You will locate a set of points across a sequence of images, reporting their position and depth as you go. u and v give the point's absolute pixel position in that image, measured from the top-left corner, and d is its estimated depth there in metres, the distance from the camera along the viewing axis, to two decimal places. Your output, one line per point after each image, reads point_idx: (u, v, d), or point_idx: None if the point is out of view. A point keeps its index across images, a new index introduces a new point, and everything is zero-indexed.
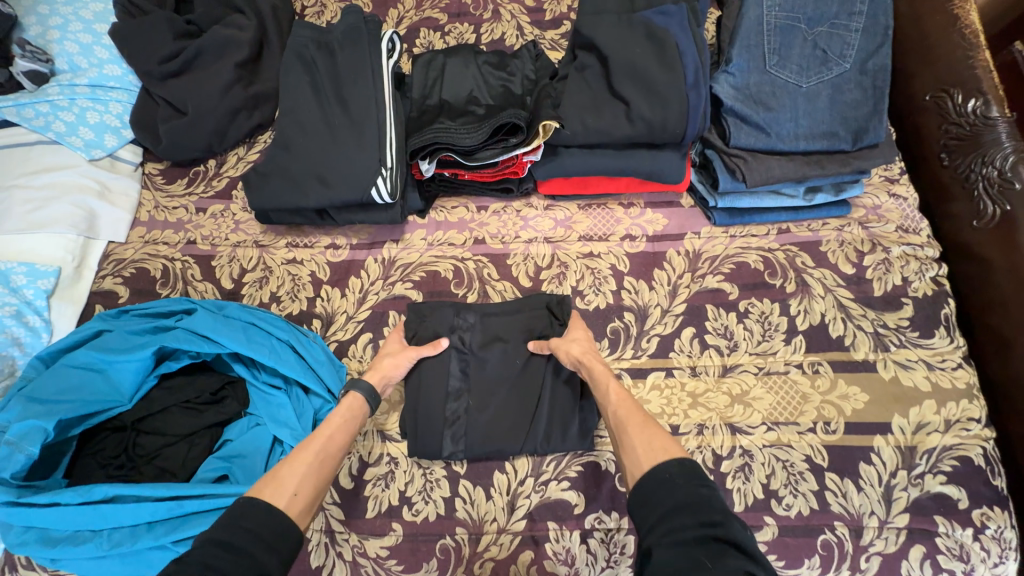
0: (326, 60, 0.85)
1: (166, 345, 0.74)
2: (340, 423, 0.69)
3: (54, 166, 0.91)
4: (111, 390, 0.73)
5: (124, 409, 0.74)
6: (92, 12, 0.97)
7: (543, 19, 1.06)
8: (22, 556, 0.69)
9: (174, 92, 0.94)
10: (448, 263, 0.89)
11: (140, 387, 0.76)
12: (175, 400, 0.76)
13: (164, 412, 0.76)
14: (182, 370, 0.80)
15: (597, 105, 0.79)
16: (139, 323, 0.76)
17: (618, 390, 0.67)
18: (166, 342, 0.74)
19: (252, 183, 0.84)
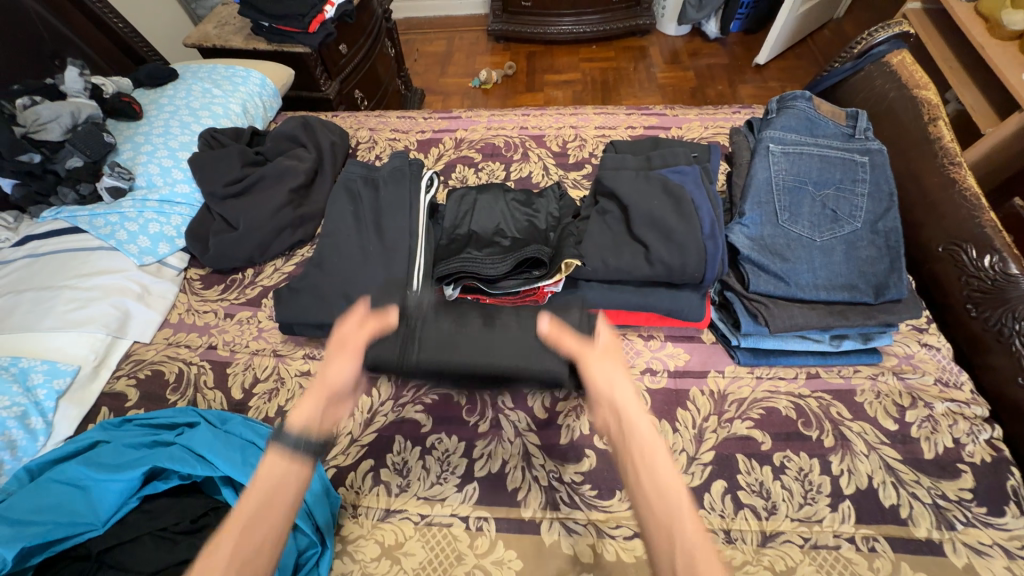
0: (370, 192, 0.94)
1: (158, 464, 0.70)
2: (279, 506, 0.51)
3: (105, 270, 0.97)
4: (88, 512, 0.68)
5: (94, 535, 0.67)
6: (180, 142, 1.13)
7: (567, 162, 1.18)
8: None
9: (230, 209, 1.04)
10: (461, 386, 0.86)
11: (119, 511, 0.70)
12: (152, 526, 0.69)
13: (135, 541, 0.68)
14: (168, 492, 0.74)
15: (617, 246, 0.83)
16: (139, 438, 0.74)
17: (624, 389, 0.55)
18: (159, 461, 0.70)
19: (283, 297, 0.87)
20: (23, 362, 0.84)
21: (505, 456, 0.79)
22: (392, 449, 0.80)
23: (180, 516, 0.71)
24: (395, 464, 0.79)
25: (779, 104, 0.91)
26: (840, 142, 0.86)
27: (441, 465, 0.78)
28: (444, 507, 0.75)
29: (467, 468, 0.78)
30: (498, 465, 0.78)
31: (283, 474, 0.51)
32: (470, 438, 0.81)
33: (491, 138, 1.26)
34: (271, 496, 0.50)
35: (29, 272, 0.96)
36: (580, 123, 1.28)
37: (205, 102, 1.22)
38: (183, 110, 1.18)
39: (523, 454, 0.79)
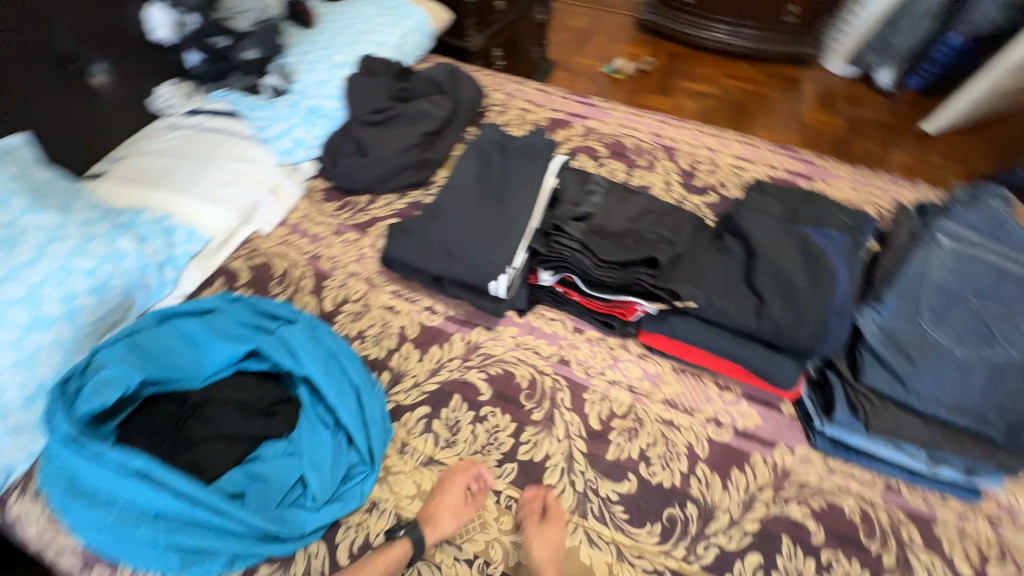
0: (499, 159, 0.96)
1: (258, 347, 0.80)
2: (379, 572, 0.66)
3: (248, 159, 1.07)
4: (195, 366, 0.78)
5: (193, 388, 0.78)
6: (338, 59, 1.20)
7: (693, 184, 1.13)
8: None
9: (364, 135, 1.09)
10: (526, 370, 0.88)
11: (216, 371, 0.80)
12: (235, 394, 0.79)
13: (219, 402, 0.77)
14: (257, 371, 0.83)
15: (728, 288, 0.79)
16: (247, 317, 0.83)
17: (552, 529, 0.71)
18: (260, 344, 0.79)
19: (395, 234, 0.92)
20: (172, 219, 0.95)
21: (549, 450, 0.80)
22: (448, 405, 0.84)
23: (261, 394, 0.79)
24: (448, 419, 0.83)
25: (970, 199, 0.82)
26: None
27: (489, 436, 0.82)
28: (481, 474, 0.78)
29: (511, 447, 0.80)
30: (540, 456, 0.80)
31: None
32: (522, 421, 0.83)
33: (621, 137, 1.23)
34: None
35: (190, 141, 1.07)
36: (718, 147, 1.21)
37: (369, 28, 1.28)
38: (349, 31, 1.25)
39: (567, 455, 0.80)
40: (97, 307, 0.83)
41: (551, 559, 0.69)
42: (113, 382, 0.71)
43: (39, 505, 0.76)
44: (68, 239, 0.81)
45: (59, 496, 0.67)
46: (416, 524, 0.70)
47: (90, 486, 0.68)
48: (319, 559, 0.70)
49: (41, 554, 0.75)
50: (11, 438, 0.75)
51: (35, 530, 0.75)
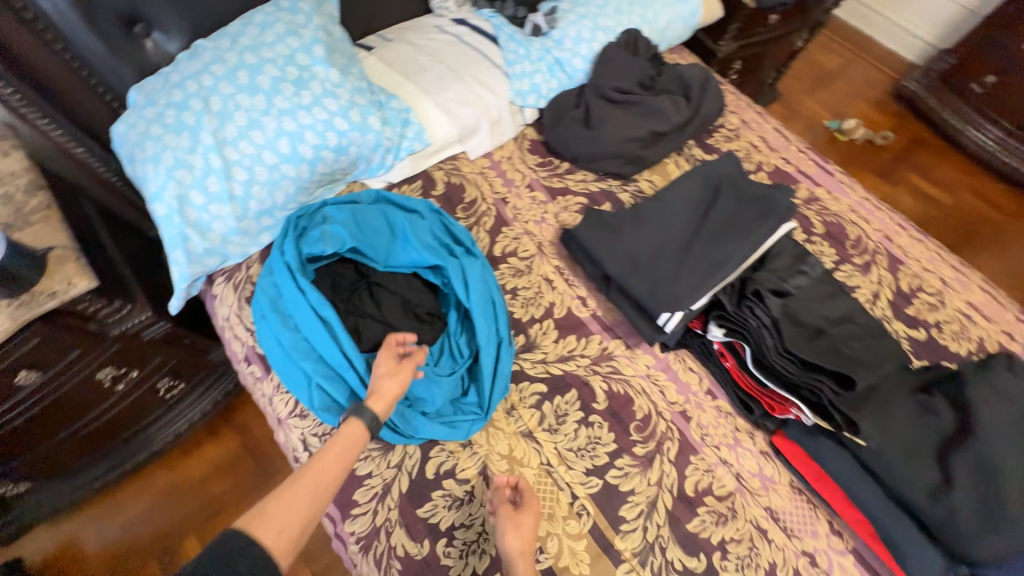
0: (725, 197, 0.91)
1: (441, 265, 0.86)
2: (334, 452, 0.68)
3: (489, 86, 1.11)
4: (387, 253, 0.88)
5: (375, 268, 0.88)
6: (604, 23, 1.17)
7: (905, 310, 0.98)
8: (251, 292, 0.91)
9: (597, 109, 1.08)
10: (646, 403, 0.87)
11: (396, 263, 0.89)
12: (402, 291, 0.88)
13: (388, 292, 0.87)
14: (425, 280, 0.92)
15: (916, 451, 0.73)
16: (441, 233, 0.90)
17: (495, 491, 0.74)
18: (444, 263, 0.86)
19: (590, 220, 0.92)
20: (411, 114, 1.02)
21: (636, 487, 0.80)
22: (563, 394, 0.86)
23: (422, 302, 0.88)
24: (558, 407, 0.85)
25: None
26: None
27: (587, 444, 0.83)
28: (567, 472, 0.80)
29: (602, 464, 0.82)
30: (626, 488, 0.80)
31: (313, 477, 0.65)
32: (622, 447, 0.83)
33: (846, 221, 1.10)
34: (305, 472, 0.65)
35: (450, 48, 1.13)
36: (952, 283, 1.04)
37: (646, 1, 1.22)
38: None
39: (650, 502, 0.79)
40: (332, 163, 0.94)
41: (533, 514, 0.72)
42: (333, 237, 0.83)
43: (234, 295, 0.93)
44: (338, 99, 0.92)
45: (261, 305, 0.81)
46: (362, 405, 0.72)
47: (283, 307, 0.81)
48: (411, 460, 0.79)
49: (222, 331, 0.94)
50: (238, 236, 0.90)
51: (225, 313, 0.93)
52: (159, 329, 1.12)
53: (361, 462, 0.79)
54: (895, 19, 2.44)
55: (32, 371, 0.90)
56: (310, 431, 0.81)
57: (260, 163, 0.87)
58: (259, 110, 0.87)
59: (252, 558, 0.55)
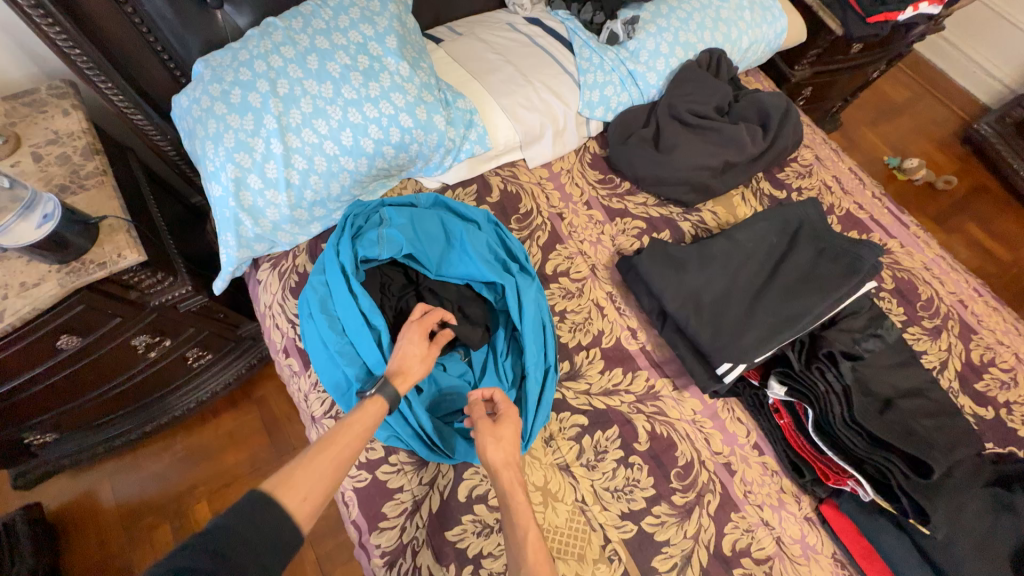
0: (799, 244, 0.86)
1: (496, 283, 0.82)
2: (355, 429, 0.63)
3: (559, 94, 1.05)
4: (440, 262, 0.85)
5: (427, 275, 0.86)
6: (686, 38, 1.10)
7: (976, 384, 0.92)
8: (297, 282, 0.89)
9: (669, 130, 1.02)
10: (689, 451, 0.83)
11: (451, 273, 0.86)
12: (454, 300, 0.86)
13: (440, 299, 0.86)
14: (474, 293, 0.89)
15: (983, 545, 0.70)
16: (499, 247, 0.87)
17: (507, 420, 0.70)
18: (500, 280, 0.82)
19: (654, 251, 0.87)
20: (476, 117, 0.98)
21: (671, 538, 0.77)
22: (604, 430, 0.83)
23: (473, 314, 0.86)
24: (598, 443, 0.82)
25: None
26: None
27: (624, 485, 0.80)
28: (601, 513, 0.77)
29: (639, 509, 0.78)
30: (661, 537, 0.77)
31: (341, 446, 0.61)
32: (661, 494, 0.80)
33: (919, 279, 1.03)
34: (327, 445, 0.60)
35: (522, 49, 1.07)
36: None
37: (731, 18, 1.14)
38: (712, 11, 1.13)
39: (685, 556, 0.76)
40: (391, 160, 0.90)
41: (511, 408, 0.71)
42: (389, 242, 0.82)
43: (278, 283, 0.91)
44: (406, 94, 0.87)
45: (310, 303, 0.80)
46: (383, 380, 0.68)
47: (332, 307, 0.79)
48: (445, 478, 0.77)
49: (264, 317, 0.92)
50: (289, 224, 0.88)
51: (268, 300, 0.91)
52: (195, 303, 1.11)
53: (394, 475, 0.77)
54: (975, 57, 2.29)
55: (73, 336, 0.90)
56: None
57: (321, 153, 0.84)
58: (325, 98, 0.83)
59: (277, 522, 0.51)
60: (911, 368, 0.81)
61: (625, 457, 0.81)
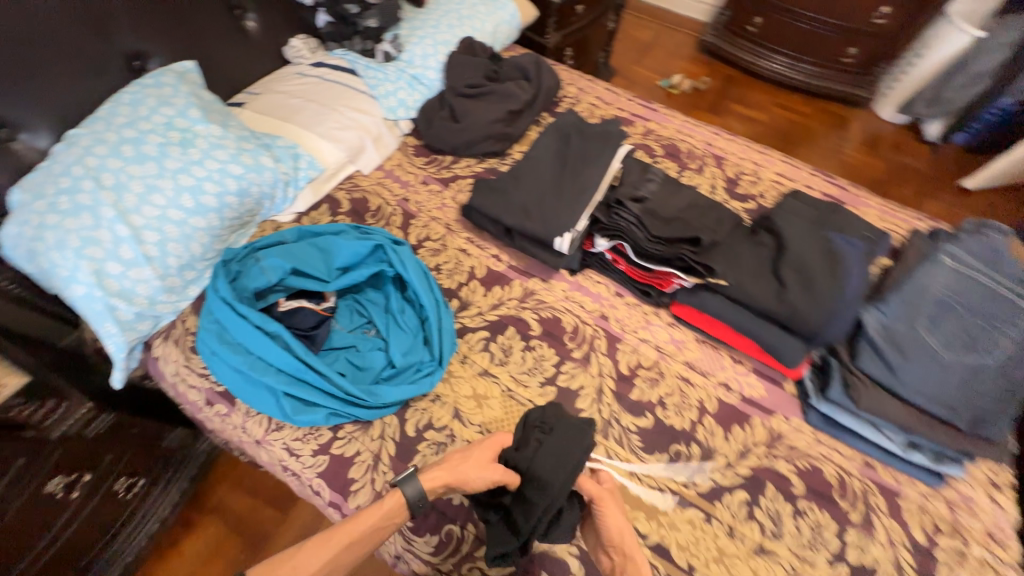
0: (575, 139, 1.13)
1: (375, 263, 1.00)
2: (377, 519, 0.73)
3: (362, 110, 1.26)
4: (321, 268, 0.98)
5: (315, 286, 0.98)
6: (443, 38, 1.38)
7: (736, 192, 1.26)
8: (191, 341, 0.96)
9: (459, 105, 1.27)
10: (572, 319, 1.04)
11: (336, 276, 0.99)
12: (561, 465, 0.75)
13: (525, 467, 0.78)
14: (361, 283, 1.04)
15: (758, 273, 0.94)
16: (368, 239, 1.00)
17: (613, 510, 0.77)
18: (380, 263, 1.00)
19: (480, 189, 1.09)
20: (299, 148, 1.14)
21: (583, 381, 0.97)
22: (504, 333, 1.01)
23: (547, 507, 0.73)
24: (503, 344, 1.00)
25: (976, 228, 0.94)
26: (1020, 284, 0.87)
27: (534, 363, 0.98)
28: (525, 391, 0.95)
29: (552, 374, 0.97)
30: (575, 385, 0.96)
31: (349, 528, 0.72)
32: (563, 356, 0.99)
33: (677, 141, 1.38)
34: (331, 534, 0.71)
35: (317, 87, 1.26)
36: (762, 164, 1.35)
37: (471, 14, 1.45)
38: (454, 14, 1.43)
39: (598, 388, 0.96)
40: (238, 207, 1.02)
41: (624, 526, 0.76)
42: (272, 268, 0.93)
43: (177, 349, 0.96)
44: (227, 149, 1.01)
45: (209, 344, 0.87)
46: (410, 477, 0.75)
47: (231, 337, 0.87)
48: (391, 428, 0.88)
49: (175, 388, 0.97)
50: (164, 294, 0.95)
51: (172, 370, 0.96)
52: (103, 422, 1.11)
53: (346, 445, 0.86)
54: None
55: None
56: (291, 437, 0.87)
57: (168, 221, 0.93)
58: (153, 175, 0.93)
59: None
60: (680, 190, 1.11)
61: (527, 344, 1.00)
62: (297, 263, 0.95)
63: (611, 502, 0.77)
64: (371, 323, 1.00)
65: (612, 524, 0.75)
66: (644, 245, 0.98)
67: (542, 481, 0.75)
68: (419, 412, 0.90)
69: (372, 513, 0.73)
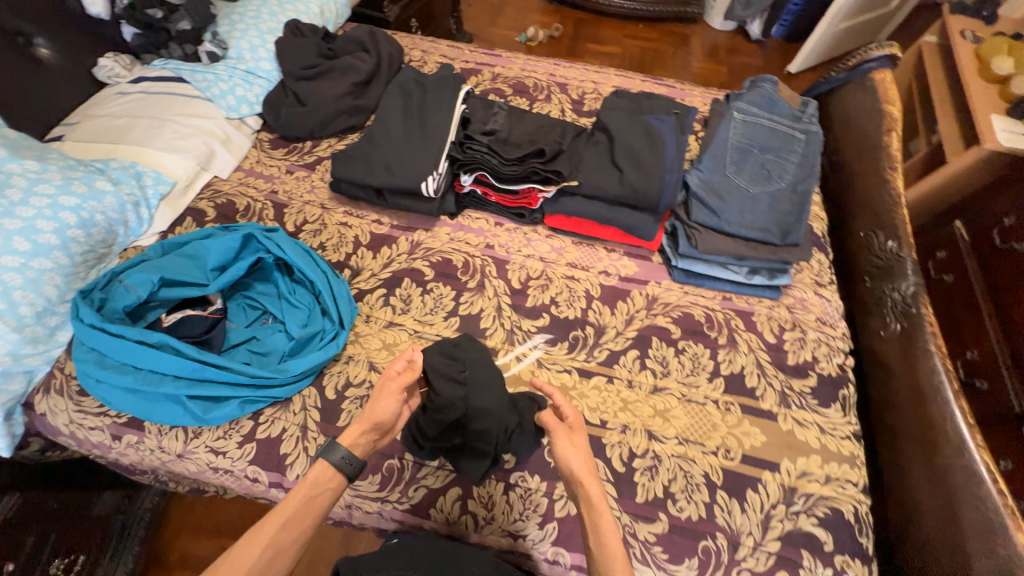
0: (419, 92, 1.18)
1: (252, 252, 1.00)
2: (308, 492, 0.70)
3: (200, 115, 1.22)
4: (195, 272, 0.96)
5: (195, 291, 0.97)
6: (268, 27, 1.35)
7: (582, 110, 1.39)
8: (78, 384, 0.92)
9: (302, 89, 1.27)
10: (461, 256, 1.12)
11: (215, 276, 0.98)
12: (494, 384, 0.84)
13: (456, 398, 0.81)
14: (246, 277, 1.04)
15: (600, 167, 1.07)
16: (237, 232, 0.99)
17: (570, 443, 0.74)
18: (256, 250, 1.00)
19: (339, 159, 1.11)
20: (139, 167, 1.09)
21: (482, 305, 1.05)
22: (401, 285, 1.07)
23: (500, 425, 0.82)
24: (402, 295, 1.06)
25: (751, 83, 1.16)
26: (789, 120, 1.11)
27: (435, 303, 1.05)
28: (432, 328, 1.02)
29: (453, 307, 1.05)
30: (476, 310, 1.05)
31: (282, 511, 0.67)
32: (460, 289, 1.07)
33: (523, 78, 1.48)
34: (262, 523, 0.65)
35: (143, 103, 1.20)
36: (600, 81, 1.49)
37: None
38: (272, 1, 1.40)
39: (497, 307, 1.05)
40: (86, 239, 0.97)
41: (582, 455, 0.73)
42: (140, 284, 0.91)
43: (64, 398, 0.92)
44: (52, 181, 0.94)
45: (89, 373, 0.85)
46: (332, 444, 0.73)
47: (118, 361, 0.86)
48: (311, 398, 0.92)
49: (74, 438, 0.93)
50: (30, 346, 0.90)
51: (64, 420, 0.91)
52: (7, 506, 1.01)
53: (270, 427, 0.89)
54: None
55: None
56: (212, 438, 0.88)
57: (6, 269, 0.87)
58: None
59: None
60: (525, 115, 1.21)
61: (424, 289, 1.07)
62: (165, 272, 0.93)
63: (564, 434, 0.74)
64: (267, 313, 1.01)
65: (566, 457, 0.72)
66: (501, 168, 1.07)
67: (486, 408, 0.81)
68: (335, 375, 0.95)
69: (304, 488, 0.70)
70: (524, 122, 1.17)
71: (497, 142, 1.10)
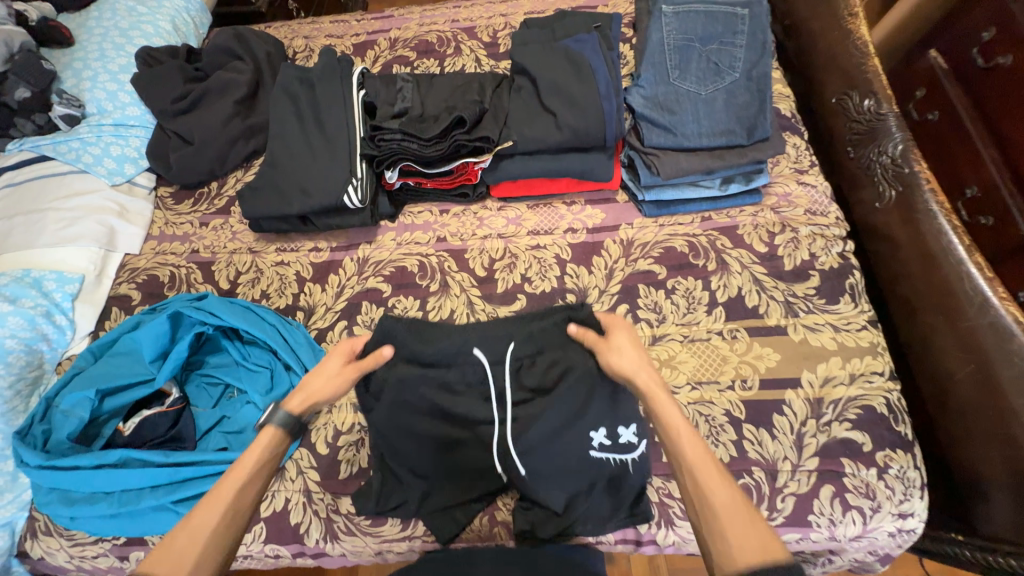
0: (307, 91, 1.02)
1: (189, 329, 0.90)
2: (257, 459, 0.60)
3: (81, 191, 1.07)
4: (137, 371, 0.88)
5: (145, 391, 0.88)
6: (118, 65, 1.16)
7: (498, 52, 1.22)
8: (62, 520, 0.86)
9: (182, 126, 1.11)
10: (414, 259, 1.01)
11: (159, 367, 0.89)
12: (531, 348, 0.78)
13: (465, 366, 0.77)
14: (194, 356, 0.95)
15: (530, 117, 0.94)
16: (164, 313, 0.89)
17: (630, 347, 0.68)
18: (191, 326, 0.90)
19: (246, 196, 0.98)
20: (35, 273, 0.97)
21: (452, 305, 0.96)
22: (361, 311, 0.98)
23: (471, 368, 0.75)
24: (365, 322, 0.96)
25: None
26: None
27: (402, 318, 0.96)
28: None
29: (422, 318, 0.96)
30: (447, 313, 0.96)
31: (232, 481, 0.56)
32: (423, 296, 0.98)
33: (424, 35, 1.28)
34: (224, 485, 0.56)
35: (14, 199, 1.05)
36: (509, 11, 1.29)
37: (133, 21, 1.22)
38: (113, 31, 1.20)
39: (468, 303, 0.96)
40: (7, 371, 0.88)
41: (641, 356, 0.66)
42: (77, 405, 0.83)
43: (54, 537, 0.86)
44: None
45: (61, 512, 0.79)
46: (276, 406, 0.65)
47: (84, 492, 0.79)
48: (304, 460, 0.86)
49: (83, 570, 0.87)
50: None
51: (64, 557, 0.85)
52: None
53: (273, 502, 0.84)
54: None
55: None
56: None
57: None
58: None
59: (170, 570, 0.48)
60: (431, 80, 1.05)
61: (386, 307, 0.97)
62: (100, 383, 0.84)
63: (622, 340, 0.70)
64: (231, 386, 0.93)
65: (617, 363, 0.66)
66: (422, 149, 0.93)
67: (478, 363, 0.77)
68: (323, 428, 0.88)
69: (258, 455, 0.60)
70: (433, 87, 1.02)
71: (408, 121, 0.96)
